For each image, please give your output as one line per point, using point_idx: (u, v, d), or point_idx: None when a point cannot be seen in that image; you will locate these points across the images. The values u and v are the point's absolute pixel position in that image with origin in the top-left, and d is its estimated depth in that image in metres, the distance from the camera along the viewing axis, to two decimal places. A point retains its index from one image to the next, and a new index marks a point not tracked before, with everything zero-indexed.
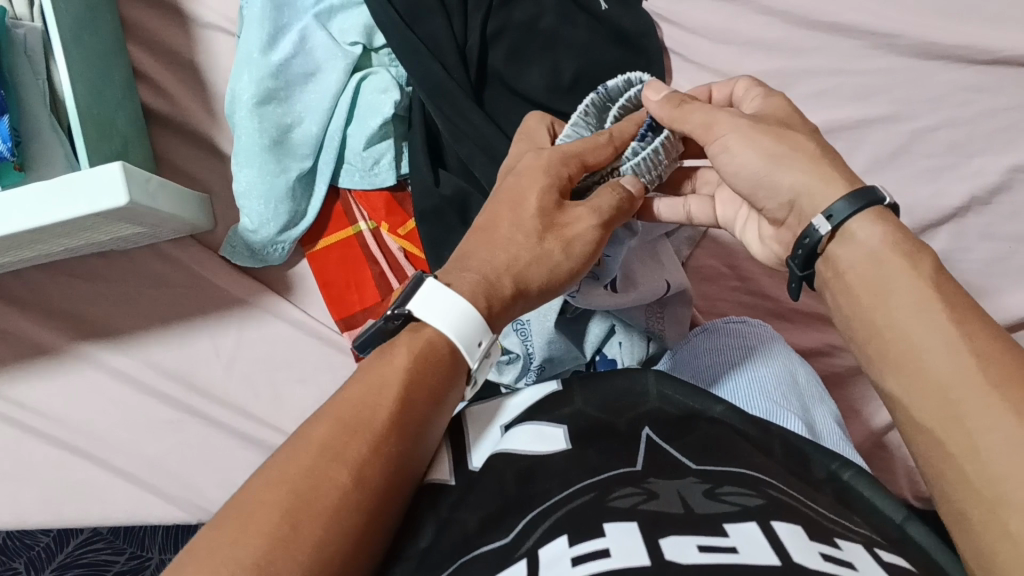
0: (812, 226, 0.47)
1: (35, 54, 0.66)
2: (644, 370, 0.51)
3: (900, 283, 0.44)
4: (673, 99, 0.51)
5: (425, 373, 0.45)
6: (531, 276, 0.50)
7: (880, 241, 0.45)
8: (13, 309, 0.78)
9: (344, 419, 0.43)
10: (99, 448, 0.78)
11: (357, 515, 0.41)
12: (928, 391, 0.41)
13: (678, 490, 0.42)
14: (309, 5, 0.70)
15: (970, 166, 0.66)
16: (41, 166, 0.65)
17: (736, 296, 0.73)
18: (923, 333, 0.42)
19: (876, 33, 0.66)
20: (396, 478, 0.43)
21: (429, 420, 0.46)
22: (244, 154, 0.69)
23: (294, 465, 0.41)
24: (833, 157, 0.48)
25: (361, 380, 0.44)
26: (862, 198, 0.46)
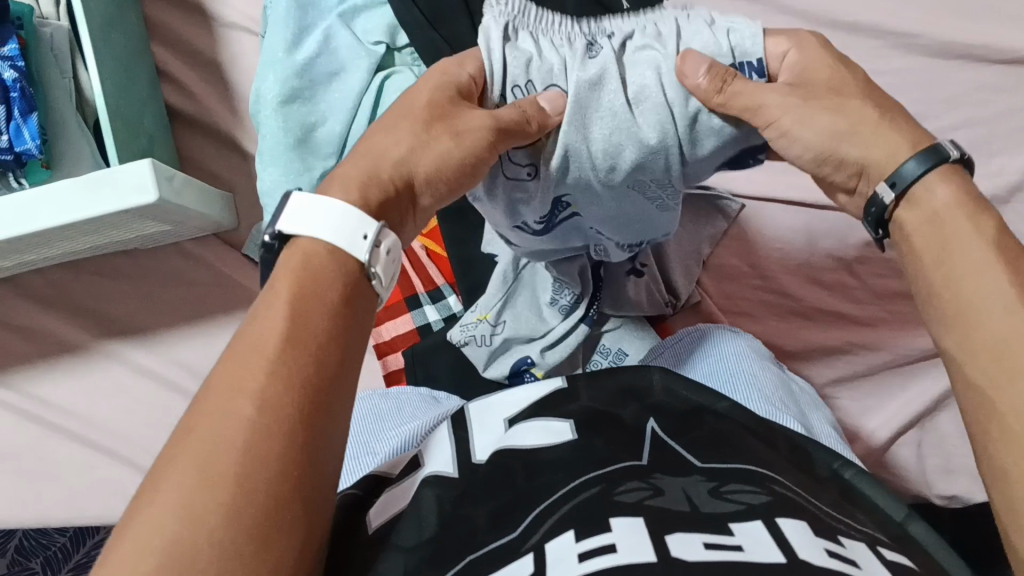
0: (877, 194, 0.45)
1: (62, 53, 0.66)
2: (647, 366, 0.53)
3: (977, 245, 0.41)
4: (715, 76, 0.44)
5: (312, 277, 0.38)
6: (401, 157, 0.44)
7: (953, 199, 0.43)
8: (38, 307, 0.79)
9: (224, 379, 0.34)
10: (120, 445, 0.78)
11: (289, 423, 0.33)
12: (995, 353, 0.39)
13: (683, 488, 0.42)
14: (333, 5, 0.70)
15: (991, 166, 0.66)
16: (68, 165, 0.66)
17: (759, 295, 0.73)
18: (985, 291, 0.40)
19: (894, 33, 0.67)
20: (323, 388, 0.35)
21: (326, 338, 0.37)
22: (270, 152, 0.69)
23: (193, 426, 0.33)
24: (895, 115, 0.45)
25: (239, 341, 0.36)
26: (931, 157, 0.43)
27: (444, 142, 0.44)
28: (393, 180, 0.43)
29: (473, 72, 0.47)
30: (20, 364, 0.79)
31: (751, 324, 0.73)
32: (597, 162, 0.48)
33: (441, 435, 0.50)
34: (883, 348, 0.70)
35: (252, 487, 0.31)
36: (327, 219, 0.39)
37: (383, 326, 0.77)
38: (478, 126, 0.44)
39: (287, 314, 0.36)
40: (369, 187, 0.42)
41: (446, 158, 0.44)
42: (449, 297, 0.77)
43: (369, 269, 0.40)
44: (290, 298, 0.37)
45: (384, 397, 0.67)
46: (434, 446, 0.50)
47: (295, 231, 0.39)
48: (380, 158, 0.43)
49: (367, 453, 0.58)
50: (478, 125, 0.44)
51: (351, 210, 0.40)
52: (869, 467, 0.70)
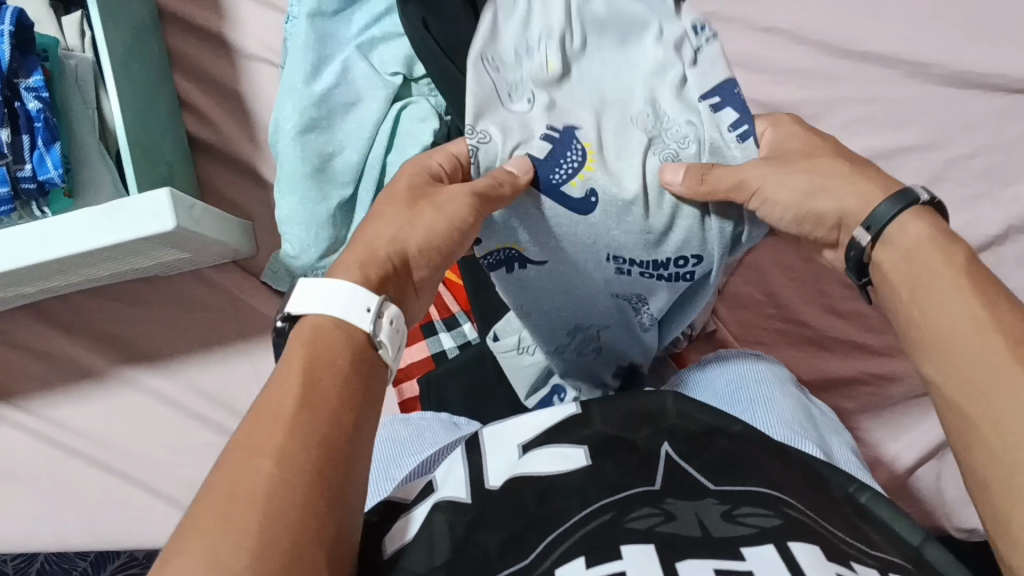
0: (856, 238, 0.46)
1: (86, 83, 0.68)
2: (660, 391, 0.51)
3: (938, 276, 0.43)
4: (693, 174, 0.48)
5: (323, 352, 0.40)
6: (406, 236, 0.46)
7: (926, 236, 0.44)
8: (59, 333, 0.80)
9: (241, 445, 0.36)
10: (138, 470, 0.79)
11: (310, 476, 0.35)
12: (977, 369, 0.40)
13: (696, 512, 0.42)
14: (352, 36, 0.71)
15: (1008, 194, 0.66)
16: (88, 192, 0.67)
17: (773, 324, 0.73)
18: (951, 311, 0.42)
19: (910, 62, 0.67)
20: (336, 446, 0.37)
21: (338, 395, 0.39)
22: (286, 181, 0.71)
23: (218, 482, 0.35)
24: (871, 166, 0.48)
25: (259, 408, 0.38)
26: (904, 198, 0.45)
27: (457, 203, 0.47)
28: (392, 255, 0.45)
29: (442, 162, 0.51)
30: (40, 389, 0.80)
31: (766, 353, 0.73)
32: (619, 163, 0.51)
33: (455, 460, 0.50)
34: (901, 379, 0.69)
35: (278, 533, 0.33)
36: (336, 299, 0.42)
37: (398, 353, 0.77)
38: (452, 216, 0.47)
39: (299, 383, 0.38)
40: (369, 266, 0.44)
41: (402, 237, 0.46)
42: (463, 325, 0.78)
43: (377, 340, 0.43)
44: (307, 362, 0.39)
45: (402, 423, 0.67)
46: (446, 471, 0.49)
47: (302, 311, 0.42)
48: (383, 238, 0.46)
49: (384, 482, 0.58)
50: (456, 215, 0.47)
51: (357, 287, 0.42)
52: (891, 494, 0.70)
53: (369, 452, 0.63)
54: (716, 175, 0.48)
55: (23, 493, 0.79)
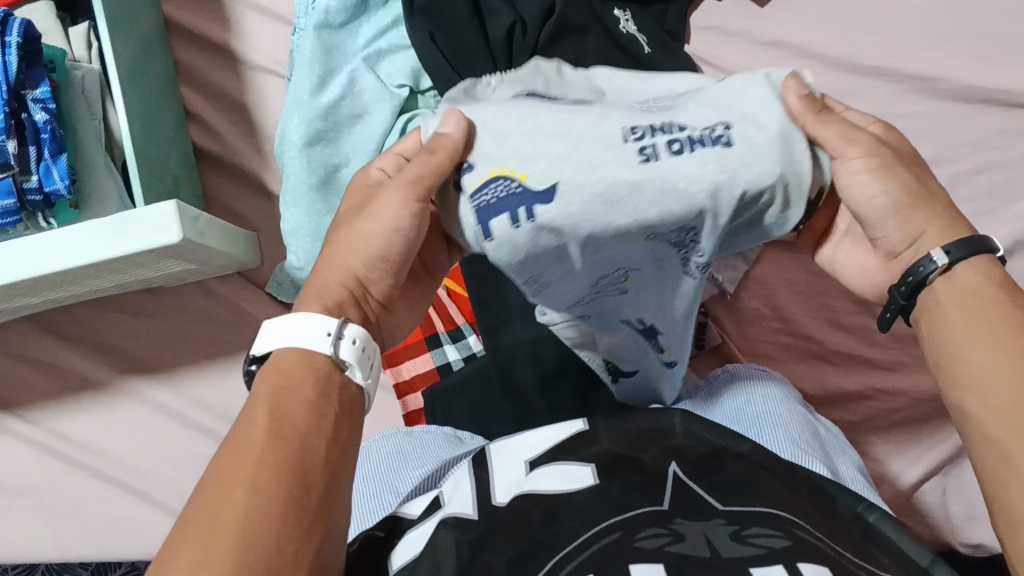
0: (929, 257, 0.46)
1: (93, 94, 0.68)
2: (668, 409, 0.51)
3: (992, 317, 0.44)
4: (812, 102, 0.45)
5: (293, 378, 0.42)
6: (349, 262, 0.48)
7: (979, 281, 0.45)
8: (62, 344, 0.80)
9: (212, 479, 0.38)
10: (141, 482, 0.79)
11: (282, 502, 0.37)
12: (1006, 409, 0.41)
13: (704, 532, 0.42)
14: (358, 49, 0.71)
15: (1013, 210, 0.66)
16: (95, 204, 0.67)
17: (778, 338, 0.72)
18: (983, 358, 0.43)
19: (916, 77, 0.67)
20: (310, 471, 0.39)
21: (311, 418, 0.41)
22: (292, 192, 0.71)
23: (195, 513, 0.36)
24: (954, 209, 0.47)
25: (230, 441, 0.39)
26: (976, 244, 0.45)
27: (373, 238, 0.48)
28: (348, 284, 0.47)
29: (384, 166, 0.52)
30: (43, 400, 0.80)
31: (771, 368, 0.72)
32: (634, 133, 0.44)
33: (461, 476, 0.50)
34: (907, 394, 0.69)
35: (251, 562, 0.35)
36: (291, 324, 0.43)
37: (403, 366, 0.77)
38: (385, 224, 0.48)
39: (269, 413, 0.40)
40: (324, 294, 0.47)
41: (369, 250, 0.48)
42: (468, 337, 0.77)
43: (341, 361, 0.43)
44: (273, 395, 0.41)
45: (406, 436, 0.67)
46: (453, 487, 0.49)
47: (267, 349, 0.43)
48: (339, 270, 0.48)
49: (388, 495, 0.58)
50: (392, 218, 0.48)
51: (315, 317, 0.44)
52: (896, 509, 0.70)
53: (372, 466, 0.64)
54: (830, 117, 0.45)
55: (25, 504, 0.79)
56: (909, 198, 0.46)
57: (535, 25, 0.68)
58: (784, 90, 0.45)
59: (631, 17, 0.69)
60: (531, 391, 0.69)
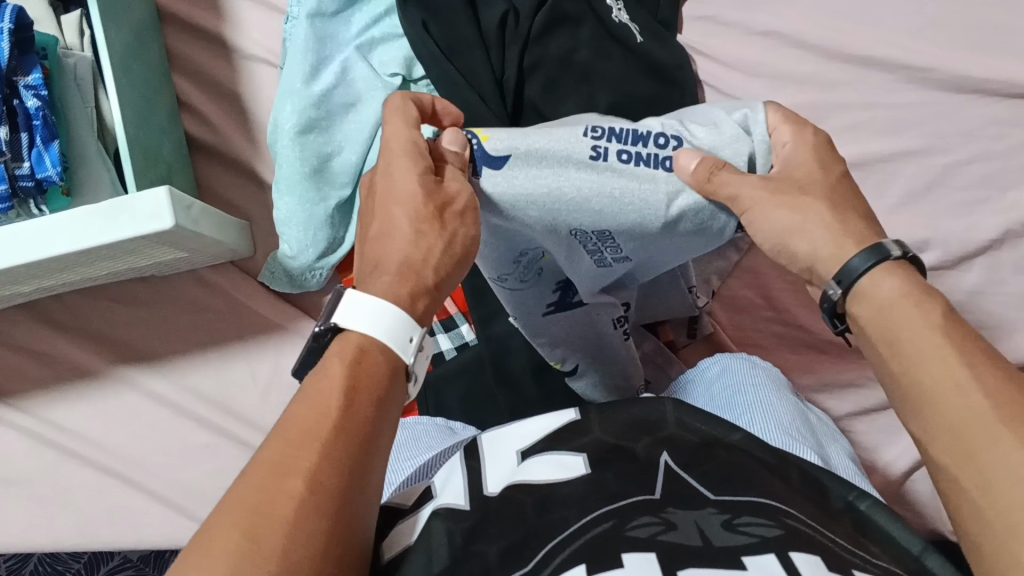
0: (832, 284, 0.47)
1: (85, 81, 0.68)
2: (660, 398, 0.51)
3: (912, 334, 0.43)
4: (705, 168, 0.48)
5: (362, 370, 0.41)
6: (418, 252, 0.47)
7: (898, 292, 0.44)
8: (55, 332, 0.80)
9: (270, 458, 0.38)
10: (133, 470, 0.79)
11: (333, 505, 0.37)
12: (948, 427, 0.40)
13: (696, 522, 0.42)
14: (351, 38, 0.71)
15: (1005, 200, 0.65)
16: (87, 191, 0.67)
17: (771, 327, 0.72)
18: (927, 371, 0.42)
19: (909, 67, 0.67)
20: (363, 475, 0.39)
21: (371, 419, 0.41)
22: (286, 182, 0.70)
23: (243, 495, 0.36)
24: (859, 195, 0.50)
25: (294, 420, 0.39)
26: (876, 253, 0.45)
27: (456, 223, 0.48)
28: (417, 275, 0.46)
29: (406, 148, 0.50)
30: (36, 388, 0.80)
31: (764, 357, 0.72)
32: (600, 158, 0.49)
33: (453, 466, 0.49)
34: None
35: (296, 565, 0.35)
36: (372, 315, 0.43)
37: None
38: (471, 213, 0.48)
39: (335, 400, 0.40)
40: (400, 283, 0.45)
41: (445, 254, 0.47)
42: (460, 326, 0.77)
43: (415, 369, 0.44)
44: (343, 381, 0.40)
45: (398, 428, 0.67)
46: (444, 476, 0.49)
47: (349, 324, 0.43)
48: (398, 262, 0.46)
49: (381, 486, 0.58)
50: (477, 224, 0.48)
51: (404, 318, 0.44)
52: (887, 498, 0.70)
53: None
54: (723, 180, 0.47)
55: (17, 492, 0.79)
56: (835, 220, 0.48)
57: (528, 14, 0.68)
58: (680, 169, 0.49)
59: (624, 7, 0.69)
60: (524, 380, 0.69)
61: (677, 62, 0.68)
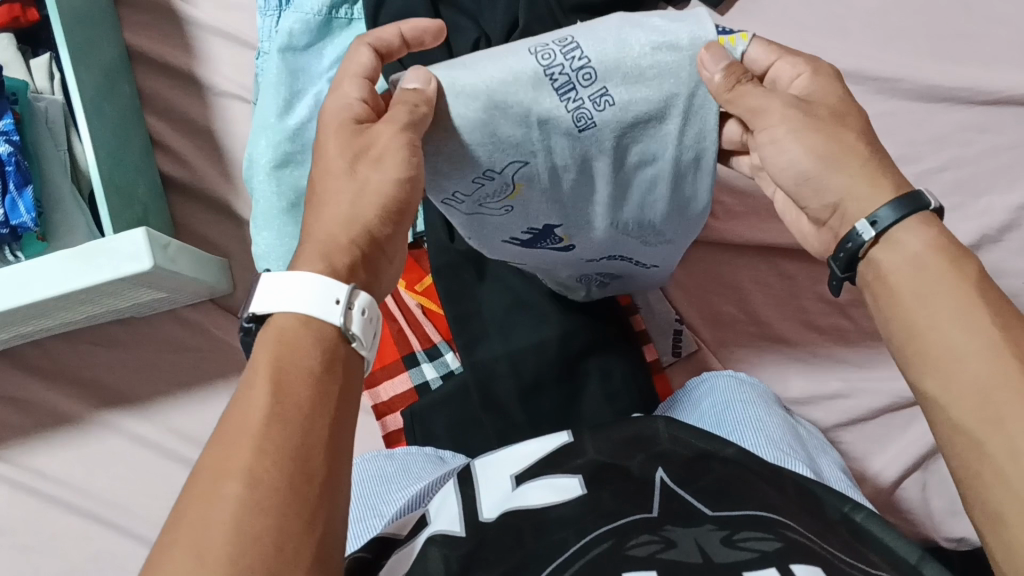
0: (856, 231, 0.48)
1: (56, 126, 0.68)
2: (653, 416, 0.51)
3: (943, 294, 0.46)
4: (730, 74, 0.46)
5: (290, 355, 0.42)
6: (353, 216, 0.48)
7: (925, 249, 0.47)
8: (34, 380, 0.79)
9: (206, 469, 0.39)
10: (118, 514, 0.77)
11: (279, 494, 0.38)
12: (972, 395, 0.43)
13: (695, 538, 0.42)
14: (323, 71, 0.70)
15: (978, 205, 0.66)
16: (63, 235, 0.67)
17: (755, 342, 0.72)
18: (947, 339, 0.45)
19: (877, 78, 0.67)
20: (311, 465, 0.39)
21: (303, 402, 0.41)
22: (263, 216, 0.70)
23: (185, 510, 0.37)
24: (885, 159, 0.49)
25: (225, 427, 0.40)
26: (907, 204, 0.47)
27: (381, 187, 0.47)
28: (357, 240, 0.47)
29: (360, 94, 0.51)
30: (16, 438, 0.79)
31: (751, 372, 0.72)
32: (542, 51, 0.45)
33: (447, 492, 0.49)
34: (883, 390, 0.69)
35: (247, 558, 0.36)
36: (291, 291, 0.44)
37: (381, 387, 0.77)
38: (390, 172, 0.47)
39: (257, 401, 0.40)
40: (332, 252, 0.46)
41: (381, 202, 0.48)
42: (445, 354, 0.76)
43: (347, 330, 0.45)
44: (270, 379, 0.41)
45: (387, 458, 0.67)
46: (439, 504, 0.48)
47: (268, 310, 0.44)
48: (337, 223, 0.47)
49: (372, 519, 0.58)
50: (394, 167, 0.46)
51: (323, 280, 0.44)
52: (878, 507, 0.70)
53: (355, 489, 0.63)
54: (745, 91, 0.46)
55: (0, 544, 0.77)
56: (823, 164, 0.48)
57: (500, 40, 0.69)
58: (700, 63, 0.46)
59: None
60: (513, 404, 0.69)
61: None
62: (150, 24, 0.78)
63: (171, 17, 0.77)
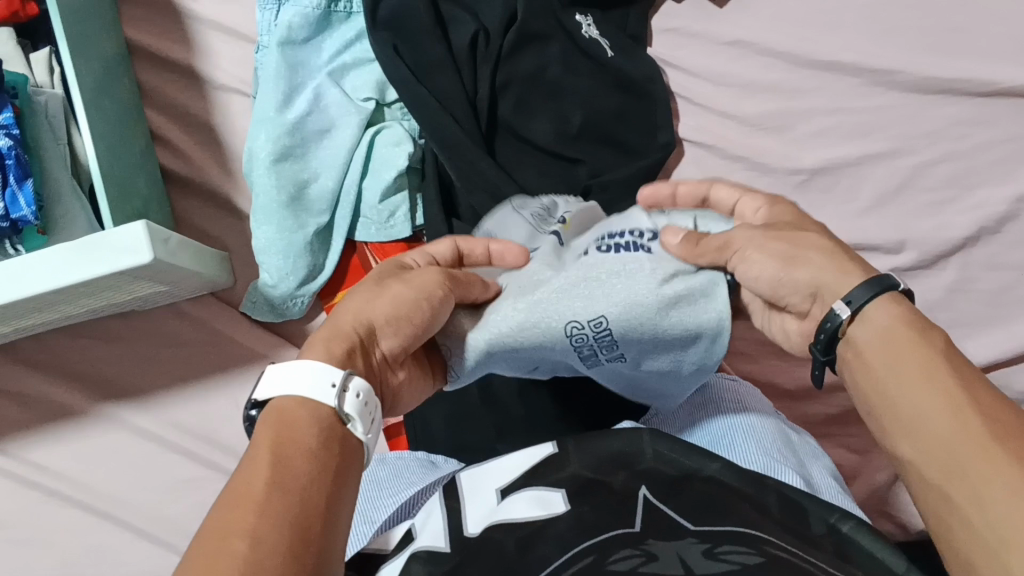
0: (833, 312, 0.45)
1: (56, 118, 0.68)
2: (638, 429, 0.49)
3: (914, 366, 0.42)
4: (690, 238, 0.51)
5: (290, 428, 0.40)
6: (369, 311, 0.47)
7: (897, 323, 0.44)
8: (31, 372, 0.78)
9: (205, 535, 0.35)
10: (120, 507, 0.78)
11: (281, 556, 0.35)
12: (940, 452, 0.40)
13: (678, 551, 0.44)
14: (322, 64, 0.71)
15: (974, 198, 0.66)
16: (62, 229, 0.67)
17: (753, 334, 0.72)
18: (915, 405, 0.41)
19: (874, 71, 0.68)
20: (310, 529, 0.37)
21: (298, 471, 0.39)
22: (263, 211, 0.70)
23: (185, 568, 0.34)
24: (843, 248, 0.48)
25: (229, 493, 0.37)
26: (877, 284, 0.45)
27: (402, 296, 0.48)
28: (358, 330, 0.46)
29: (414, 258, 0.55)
30: (15, 430, 0.79)
31: (749, 364, 0.72)
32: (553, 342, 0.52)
33: (432, 505, 0.49)
34: None
35: None
36: (292, 376, 0.42)
37: None
38: (419, 288, 0.49)
39: (263, 467, 0.38)
40: (333, 340, 0.45)
41: (395, 307, 0.48)
42: None
43: (345, 413, 0.42)
44: (274, 450, 0.39)
45: (380, 464, 0.67)
46: (425, 517, 0.49)
47: (270, 394, 0.42)
48: (354, 316, 0.47)
49: (363, 525, 0.58)
50: (421, 288, 0.49)
51: (325, 364, 0.43)
52: (875, 501, 0.70)
53: None
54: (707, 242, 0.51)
55: None
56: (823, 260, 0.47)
57: (498, 33, 0.69)
58: (665, 245, 0.52)
59: (593, 22, 0.70)
60: (512, 399, 0.69)
61: (649, 77, 0.69)
62: (148, 18, 0.77)
63: (171, 12, 0.77)
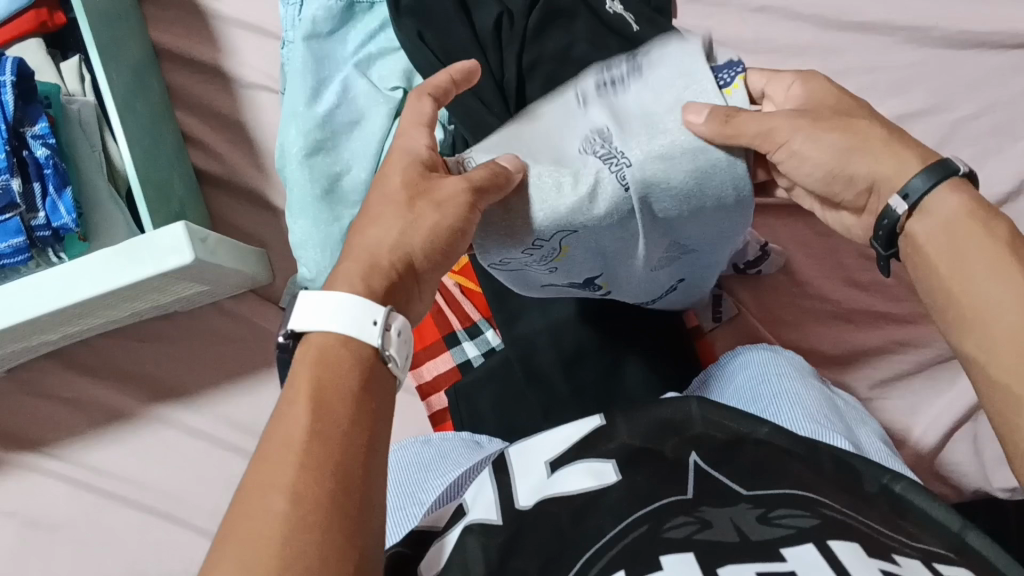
0: (890, 206, 0.47)
1: (90, 126, 0.69)
2: (685, 396, 0.50)
3: (981, 255, 0.44)
4: (718, 115, 0.47)
5: (330, 373, 0.41)
6: (392, 240, 0.47)
7: (962, 211, 0.45)
8: (83, 377, 0.80)
9: (249, 488, 0.37)
10: (174, 505, 0.78)
11: (321, 510, 0.36)
12: (1013, 346, 0.41)
13: (731, 517, 0.42)
14: (349, 55, 0.71)
15: (1019, 148, 0.65)
16: (103, 234, 0.68)
17: (795, 301, 0.72)
18: (987, 298, 0.43)
19: (908, 27, 0.67)
20: (350, 472, 0.38)
21: (329, 409, 0.40)
22: (298, 204, 0.71)
23: (231, 528, 0.36)
24: (899, 134, 0.48)
25: (268, 445, 0.39)
26: (940, 171, 0.46)
27: (426, 219, 0.47)
28: (392, 263, 0.46)
29: (427, 142, 0.51)
30: (70, 435, 0.80)
31: (793, 332, 0.72)
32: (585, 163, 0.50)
33: (483, 480, 0.49)
34: (928, 343, 0.69)
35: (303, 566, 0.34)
36: (327, 314, 0.43)
37: (423, 366, 0.77)
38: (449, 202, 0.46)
39: (300, 414, 0.39)
40: (368, 276, 0.45)
41: (409, 233, 0.47)
42: (485, 331, 0.77)
43: (386, 352, 0.43)
44: (311, 394, 0.40)
45: (424, 443, 0.67)
46: (475, 492, 0.48)
47: (304, 330, 0.43)
48: (381, 247, 0.47)
49: (413, 506, 0.58)
50: (444, 199, 0.47)
51: (367, 303, 0.44)
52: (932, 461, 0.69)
53: (396, 476, 0.64)
54: (743, 119, 0.47)
55: (61, 540, 0.78)
56: (867, 145, 0.48)
57: (522, 13, 0.68)
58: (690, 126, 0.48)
59: None
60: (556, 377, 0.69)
61: None
62: (174, 20, 0.78)
63: (195, 12, 0.78)
